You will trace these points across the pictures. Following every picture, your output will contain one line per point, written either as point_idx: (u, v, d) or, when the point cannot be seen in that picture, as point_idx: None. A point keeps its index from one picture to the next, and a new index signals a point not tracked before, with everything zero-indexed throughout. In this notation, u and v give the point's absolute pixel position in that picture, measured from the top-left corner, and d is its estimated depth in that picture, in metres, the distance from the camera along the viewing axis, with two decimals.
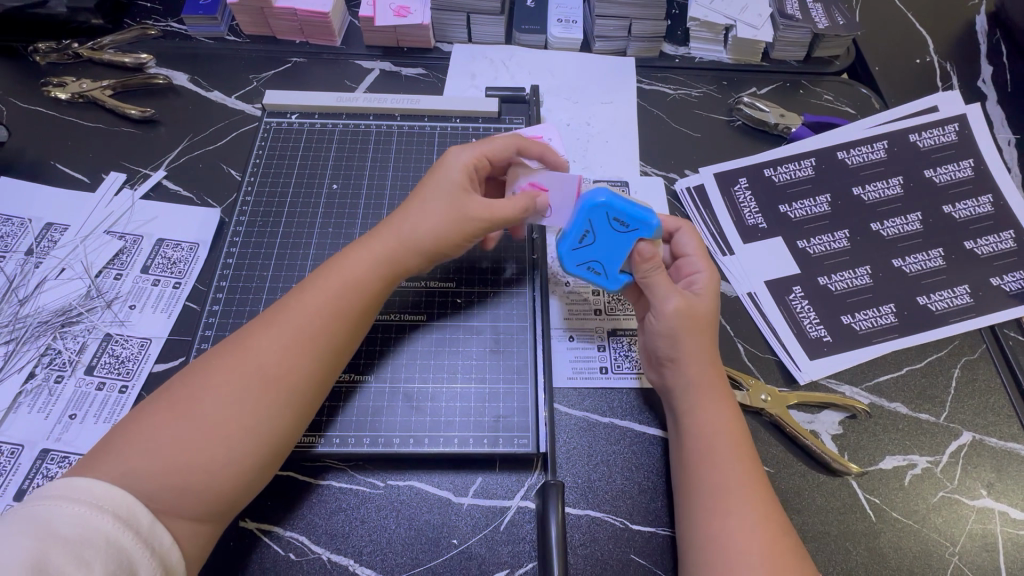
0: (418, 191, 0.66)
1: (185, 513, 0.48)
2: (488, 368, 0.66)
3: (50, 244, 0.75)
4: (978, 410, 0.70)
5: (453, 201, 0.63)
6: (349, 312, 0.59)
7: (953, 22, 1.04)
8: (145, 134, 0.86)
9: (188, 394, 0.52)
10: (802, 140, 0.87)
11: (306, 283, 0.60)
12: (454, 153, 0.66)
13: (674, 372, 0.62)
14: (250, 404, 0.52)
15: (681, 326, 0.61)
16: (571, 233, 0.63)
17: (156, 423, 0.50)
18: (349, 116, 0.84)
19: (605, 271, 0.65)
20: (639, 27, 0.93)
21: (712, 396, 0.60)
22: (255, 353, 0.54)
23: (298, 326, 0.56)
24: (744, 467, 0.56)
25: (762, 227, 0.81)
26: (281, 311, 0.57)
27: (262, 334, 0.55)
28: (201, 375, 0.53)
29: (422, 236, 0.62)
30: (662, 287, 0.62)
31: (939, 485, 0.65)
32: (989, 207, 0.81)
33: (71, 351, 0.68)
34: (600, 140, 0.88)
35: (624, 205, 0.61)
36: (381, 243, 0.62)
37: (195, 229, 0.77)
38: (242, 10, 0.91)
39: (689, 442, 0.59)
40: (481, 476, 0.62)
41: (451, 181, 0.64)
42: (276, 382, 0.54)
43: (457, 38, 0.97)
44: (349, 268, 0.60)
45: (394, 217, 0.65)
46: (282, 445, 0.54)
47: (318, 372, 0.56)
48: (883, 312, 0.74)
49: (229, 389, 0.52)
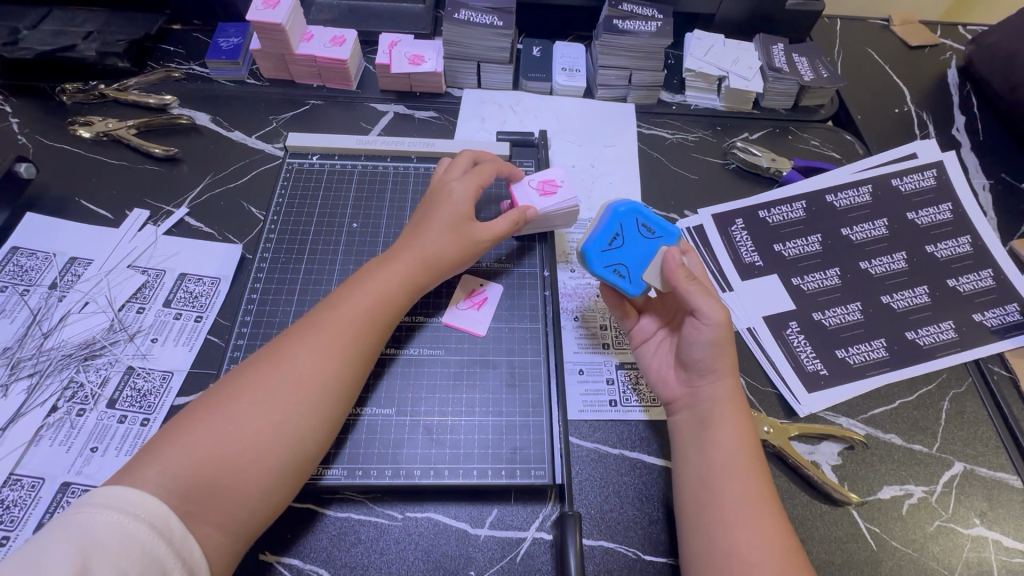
0: (424, 214, 0.71)
1: (215, 518, 0.49)
2: (504, 401, 0.68)
3: (74, 278, 0.77)
4: (967, 440, 0.73)
5: (457, 228, 0.69)
6: (378, 324, 0.63)
7: (926, 76, 1.13)
8: (169, 172, 0.89)
9: (226, 394, 0.54)
10: (792, 183, 0.93)
11: (340, 293, 0.64)
12: (455, 183, 0.72)
13: (707, 383, 0.65)
14: (283, 404, 0.54)
15: (724, 338, 0.64)
16: (601, 235, 0.69)
17: (193, 423, 0.52)
18: (368, 158, 0.88)
19: (629, 275, 0.68)
20: (638, 77, 0.99)
21: (726, 410, 0.63)
22: (291, 357, 0.57)
23: (333, 334, 0.59)
24: (757, 486, 0.58)
25: (758, 265, 0.85)
26: (317, 319, 0.61)
27: (298, 340, 0.59)
28: (237, 379, 0.56)
29: (442, 254, 0.68)
30: (703, 296, 0.64)
31: (935, 514, 0.68)
32: (968, 246, 0.87)
33: (93, 383, 0.69)
34: (604, 182, 0.93)
35: (650, 216, 0.71)
36: (404, 264, 0.66)
37: (217, 265, 0.80)
38: (265, 55, 0.97)
39: (703, 456, 0.61)
40: (497, 507, 0.63)
41: (455, 210, 0.70)
42: (309, 386, 0.56)
43: (467, 83, 1.03)
44: (381, 282, 0.64)
45: (415, 233, 0.69)
46: (308, 452, 0.55)
47: (348, 380, 0.59)
48: (875, 347, 0.79)
49: (264, 389, 0.55)
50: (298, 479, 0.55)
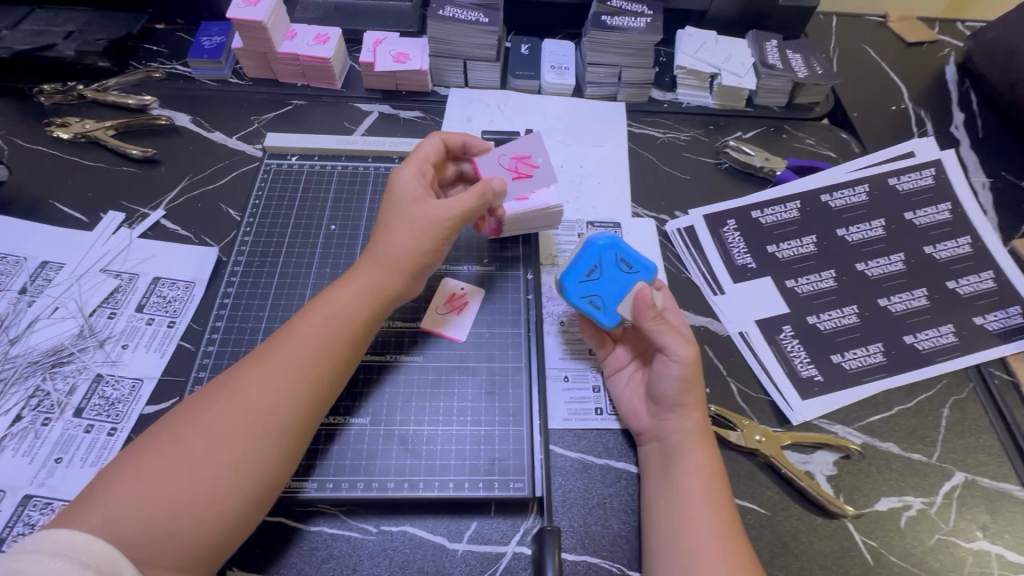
0: (379, 219, 0.68)
1: (169, 559, 0.47)
2: (484, 410, 0.66)
3: (44, 282, 0.75)
4: (969, 449, 0.70)
5: (410, 215, 0.66)
6: (340, 342, 0.60)
7: (925, 72, 1.10)
8: (146, 173, 0.87)
9: (175, 427, 0.52)
10: (786, 182, 0.91)
11: (300, 314, 0.61)
12: (398, 178, 0.70)
13: (674, 417, 0.63)
14: (235, 434, 0.52)
15: (692, 374, 0.63)
16: (578, 267, 0.69)
17: (143, 462, 0.50)
18: (349, 158, 0.86)
19: (605, 307, 0.68)
20: (628, 74, 0.97)
21: (694, 443, 0.61)
22: (244, 385, 0.55)
23: (290, 357, 0.57)
24: (728, 522, 0.57)
25: (751, 267, 0.83)
26: (275, 343, 0.58)
27: (254, 365, 0.56)
28: (191, 409, 0.54)
29: (400, 253, 0.64)
30: (672, 335, 0.63)
31: (935, 527, 0.65)
32: (968, 247, 0.84)
33: (60, 392, 0.67)
34: (592, 181, 0.91)
35: (630, 251, 0.70)
36: (366, 278, 0.64)
37: (192, 268, 0.78)
38: (246, 54, 0.95)
39: (673, 491, 0.59)
40: (477, 520, 0.61)
41: (404, 202, 0.67)
42: (263, 413, 0.54)
43: (454, 82, 1.01)
44: (341, 300, 0.62)
45: (374, 244, 0.66)
46: (269, 478, 0.53)
47: (307, 403, 0.56)
48: (872, 351, 0.76)
49: (215, 419, 0.52)
50: (261, 507, 0.52)
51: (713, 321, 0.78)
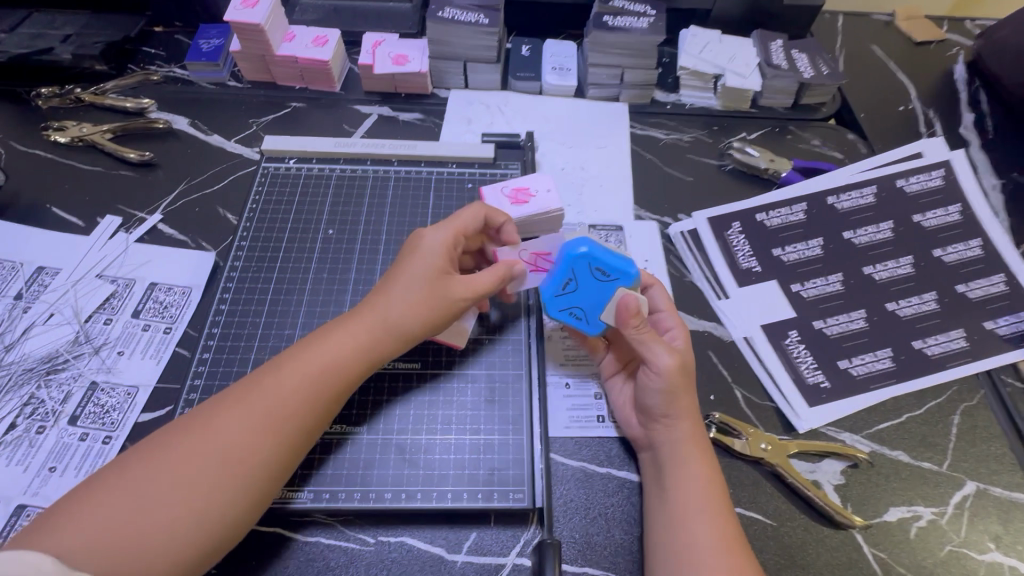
0: (394, 269, 0.64)
1: None
2: (483, 418, 0.65)
3: (41, 288, 0.74)
4: (980, 457, 0.69)
5: (430, 282, 0.62)
6: (321, 396, 0.57)
7: (932, 71, 1.09)
8: (144, 177, 0.86)
9: (141, 457, 0.51)
10: (792, 184, 0.89)
11: (290, 358, 0.58)
12: (428, 233, 0.65)
13: (663, 427, 0.61)
14: (198, 482, 0.50)
15: (677, 384, 0.61)
16: (553, 280, 0.66)
17: (113, 490, 0.49)
18: (347, 161, 0.85)
19: (586, 317, 0.67)
20: (631, 75, 0.96)
21: (687, 453, 0.60)
22: (224, 429, 0.53)
23: (268, 409, 0.55)
24: (728, 534, 0.55)
25: (756, 271, 0.81)
26: (261, 385, 0.56)
27: (229, 407, 0.54)
28: (168, 440, 0.52)
29: (408, 320, 0.61)
30: (654, 344, 0.62)
31: (946, 538, 0.63)
32: (978, 250, 0.82)
33: (55, 399, 0.66)
34: (594, 184, 0.89)
35: (605, 257, 0.64)
36: (363, 327, 0.60)
37: (189, 273, 0.77)
38: (244, 57, 0.94)
39: (671, 502, 0.58)
40: (476, 530, 0.59)
41: (428, 265, 0.62)
42: (230, 463, 0.52)
43: (454, 84, 1.00)
44: (331, 352, 0.59)
45: (381, 292, 0.63)
46: (236, 521, 0.51)
47: (278, 455, 0.54)
48: (880, 357, 0.74)
49: (181, 463, 0.51)
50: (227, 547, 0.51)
51: (717, 326, 0.77)
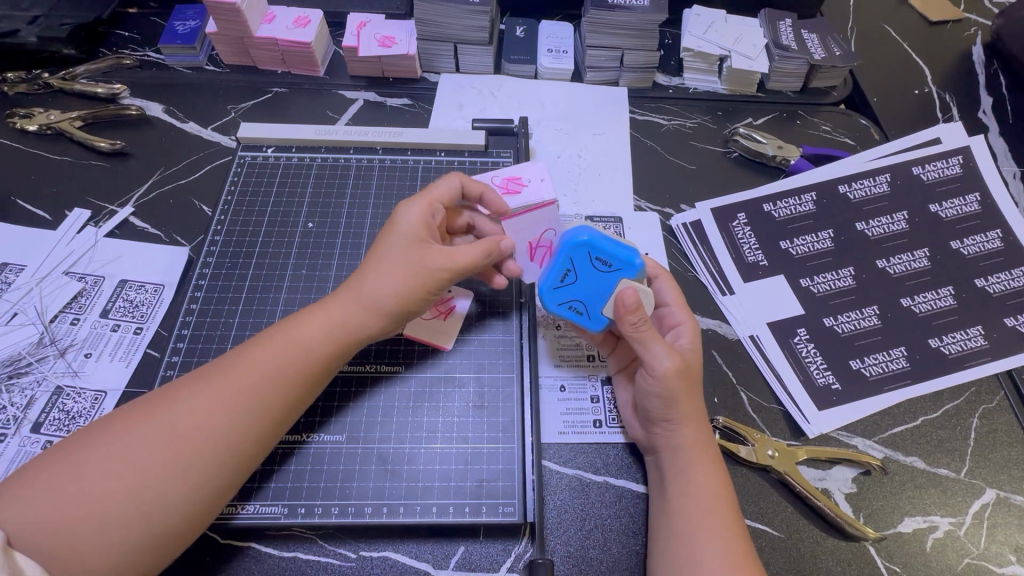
0: (374, 247, 0.61)
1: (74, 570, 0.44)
2: (471, 425, 0.61)
3: (3, 286, 0.70)
4: (1001, 463, 0.65)
5: (407, 255, 0.58)
6: (289, 379, 0.53)
7: (949, 52, 1.03)
8: (115, 167, 0.82)
9: (88, 437, 0.48)
10: (802, 173, 0.84)
11: (261, 337, 0.55)
12: (404, 207, 0.62)
13: (664, 431, 0.57)
14: (153, 462, 0.47)
15: (678, 388, 0.56)
16: (551, 272, 0.63)
17: (61, 467, 0.46)
18: (328, 150, 0.80)
19: (587, 311, 0.62)
20: (631, 57, 0.90)
21: (688, 461, 0.56)
22: (182, 407, 0.50)
23: (230, 390, 0.51)
24: (735, 550, 0.51)
25: (762, 265, 0.77)
26: (229, 363, 0.53)
27: (188, 389, 0.51)
28: (124, 415, 0.50)
29: (383, 295, 0.57)
30: (654, 342, 0.57)
31: (964, 550, 0.59)
32: (998, 242, 0.78)
33: (17, 405, 0.62)
34: (592, 174, 0.84)
35: (604, 244, 0.61)
36: (338, 305, 0.57)
37: (161, 270, 0.73)
38: (222, 39, 0.89)
39: (673, 516, 0.54)
40: (463, 545, 0.56)
41: (405, 238, 0.59)
42: (187, 444, 0.48)
43: (445, 67, 0.94)
44: (299, 334, 0.55)
45: (359, 271, 0.59)
46: (191, 508, 0.48)
47: (240, 439, 0.50)
48: (894, 356, 0.70)
49: (134, 441, 0.48)
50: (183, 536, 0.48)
51: (722, 324, 0.72)
